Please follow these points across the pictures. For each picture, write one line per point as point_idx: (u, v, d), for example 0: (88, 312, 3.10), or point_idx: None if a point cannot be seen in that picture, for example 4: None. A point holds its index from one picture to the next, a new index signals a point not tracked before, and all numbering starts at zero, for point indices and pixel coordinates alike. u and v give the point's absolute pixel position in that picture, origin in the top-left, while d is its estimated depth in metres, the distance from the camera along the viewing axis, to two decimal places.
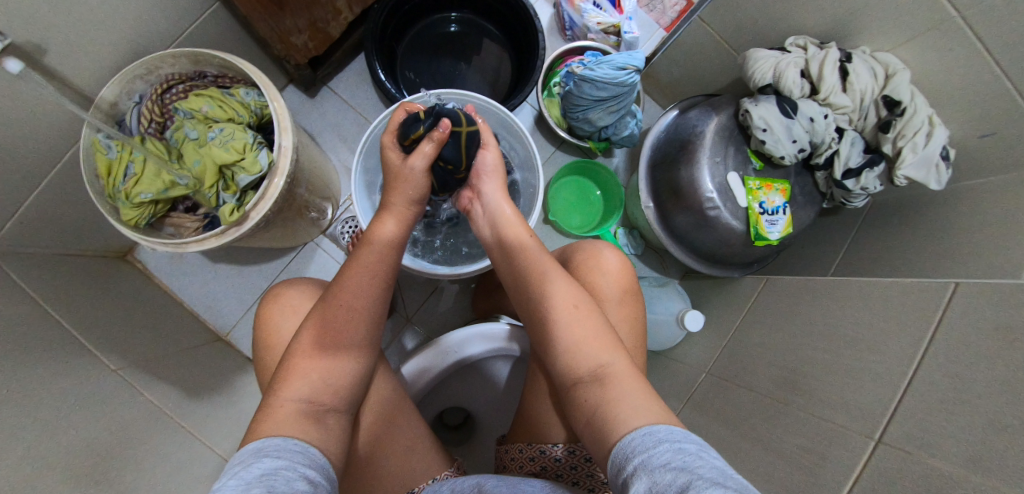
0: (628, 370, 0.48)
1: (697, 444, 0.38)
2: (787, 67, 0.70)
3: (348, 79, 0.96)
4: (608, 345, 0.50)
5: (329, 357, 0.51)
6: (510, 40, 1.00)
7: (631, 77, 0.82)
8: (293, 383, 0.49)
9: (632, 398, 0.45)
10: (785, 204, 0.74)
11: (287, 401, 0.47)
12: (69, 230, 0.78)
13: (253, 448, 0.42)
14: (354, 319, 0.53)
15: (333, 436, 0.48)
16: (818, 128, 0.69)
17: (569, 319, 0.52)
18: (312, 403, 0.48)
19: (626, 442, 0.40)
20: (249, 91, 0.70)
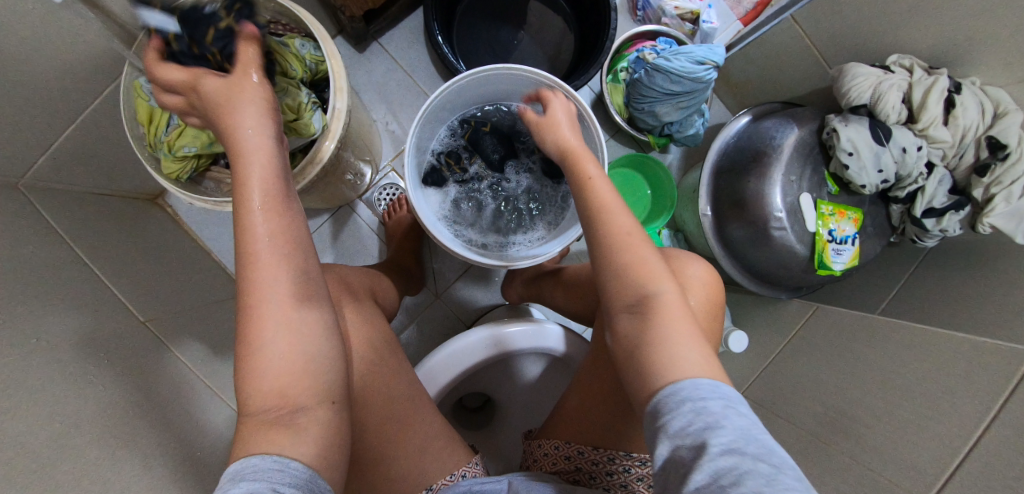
0: (675, 304, 0.46)
1: (722, 400, 0.39)
2: (889, 89, 0.64)
3: (401, 36, 0.89)
4: (657, 274, 0.48)
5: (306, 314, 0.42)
6: (577, 13, 0.92)
7: (709, 74, 0.76)
8: (261, 359, 0.40)
9: (678, 344, 0.43)
10: (856, 234, 0.70)
11: (261, 404, 0.40)
12: (100, 168, 0.74)
13: (235, 470, 0.37)
14: (286, 271, 0.41)
15: (317, 432, 0.41)
16: (908, 161, 0.64)
17: (621, 243, 0.49)
18: (286, 395, 0.40)
19: (653, 400, 0.41)
20: (304, 42, 0.63)
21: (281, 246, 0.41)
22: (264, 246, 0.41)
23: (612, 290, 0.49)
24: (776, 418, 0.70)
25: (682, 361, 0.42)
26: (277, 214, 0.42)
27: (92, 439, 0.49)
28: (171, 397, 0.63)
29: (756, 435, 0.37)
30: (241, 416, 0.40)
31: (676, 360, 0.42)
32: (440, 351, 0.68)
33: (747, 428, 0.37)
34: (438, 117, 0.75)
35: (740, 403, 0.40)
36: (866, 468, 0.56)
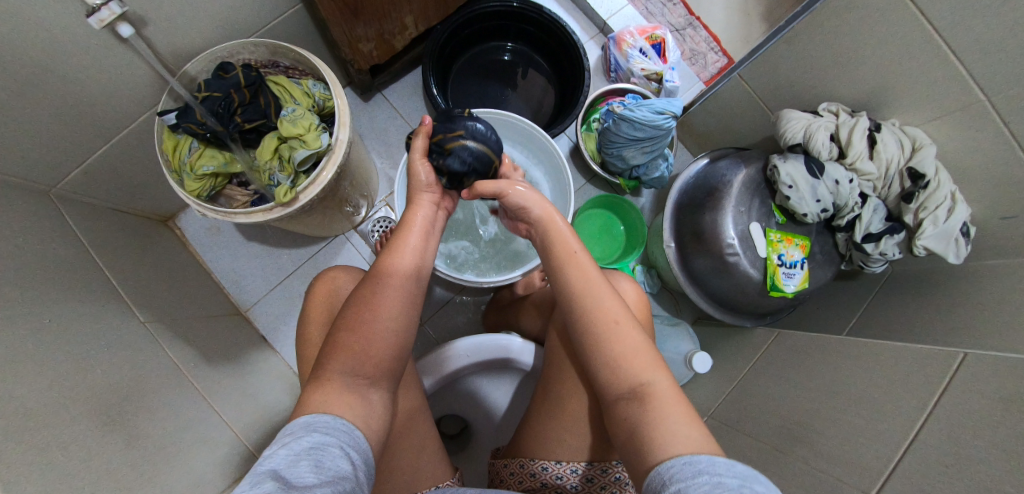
0: (671, 390, 0.48)
1: (740, 479, 0.38)
2: (818, 129, 0.73)
3: (402, 89, 1.03)
4: (648, 363, 0.50)
5: (370, 334, 0.52)
6: (557, 74, 1.06)
7: (668, 122, 0.85)
8: (339, 356, 0.50)
9: (677, 424, 0.45)
10: (804, 259, 0.75)
11: (334, 374, 0.49)
12: (124, 186, 0.84)
13: (304, 423, 0.44)
14: (400, 305, 0.54)
15: (371, 416, 0.49)
16: (842, 191, 0.72)
17: (613, 332, 0.52)
18: (357, 377, 0.50)
19: (665, 468, 0.41)
20: (315, 83, 0.76)
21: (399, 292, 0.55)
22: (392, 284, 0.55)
23: (607, 369, 0.51)
24: (742, 436, 0.72)
25: (677, 435, 0.43)
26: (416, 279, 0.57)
27: (80, 408, 0.52)
28: (162, 389, 0.67)
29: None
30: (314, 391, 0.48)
31: (679, 434, 0.44)
32: (463, 337, 0.75)
33: None
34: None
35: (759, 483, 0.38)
36: (819, 472, 0.58)
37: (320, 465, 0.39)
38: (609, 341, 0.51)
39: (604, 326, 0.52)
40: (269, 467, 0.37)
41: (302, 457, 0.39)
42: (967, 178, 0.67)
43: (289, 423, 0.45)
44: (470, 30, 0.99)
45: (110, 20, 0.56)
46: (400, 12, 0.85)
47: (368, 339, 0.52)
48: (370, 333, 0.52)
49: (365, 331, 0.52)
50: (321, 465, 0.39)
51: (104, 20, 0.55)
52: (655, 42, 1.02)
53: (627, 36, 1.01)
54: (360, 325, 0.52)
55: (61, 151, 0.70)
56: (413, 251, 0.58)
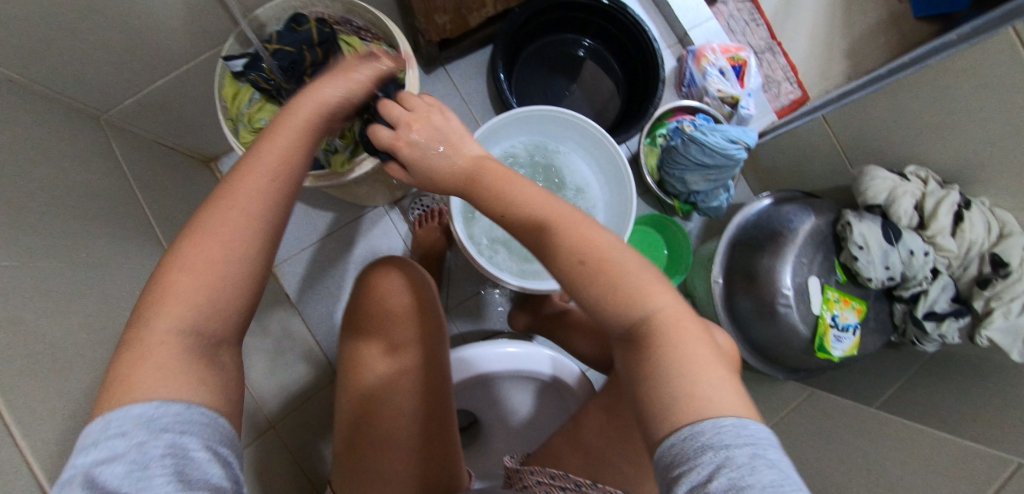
0: (677, 316, 0.41)
1: (753, 447, 0.34)
2: (904, 194, 0.68)
3: (465, 66, 0.98)
4: (644, 286, 0.42)
5: (212, 258, 0.38)
6: (627, 77, 1.01)
7: (740, 153, 0.81)
8: (168, 300, 0.36)
9: (691, 362, 0.39)
10: (857, 325, 0.72)
11: (167, 336, 0.36)
12: (171, 122, 0.81)
13: (142, 415, 0.32)
14: (259, 222, 0.40)
15: (219, 385, 0.37)
16: (915, 263, 0.68)
17: (587, 263, 0.43)
18: (195, 330, 0.37)
19: (667, 447, 0.36)
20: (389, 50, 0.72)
21: (259, 209, 0.40)
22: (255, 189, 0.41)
23: (598, 312, 0.43)
24: None
25: (700, 387, 0.37)
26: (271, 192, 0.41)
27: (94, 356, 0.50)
28: None
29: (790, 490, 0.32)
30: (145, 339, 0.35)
31: (712, 387, 0.38)
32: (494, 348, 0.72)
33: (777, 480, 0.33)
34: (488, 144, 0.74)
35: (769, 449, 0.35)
36: None
37: (186, 476, 0.31)
38: (571, 270, 0.43)
39: (570, 252, 0.43)
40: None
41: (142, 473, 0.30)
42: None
43: (95, 425, 0.32)
44: (547, 18, 0.94)
45: None
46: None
47: (212, 270, 0.38)
48: (212, 263, 0.38)
49: (191, 250, 0.37)
50: (189, 471, 0.32)
51: None
52: (736, 63, 0.96)
53: (709, 52, 0.96)
54: (170, 267, 0.37)
55: (108, 76, 0.67)
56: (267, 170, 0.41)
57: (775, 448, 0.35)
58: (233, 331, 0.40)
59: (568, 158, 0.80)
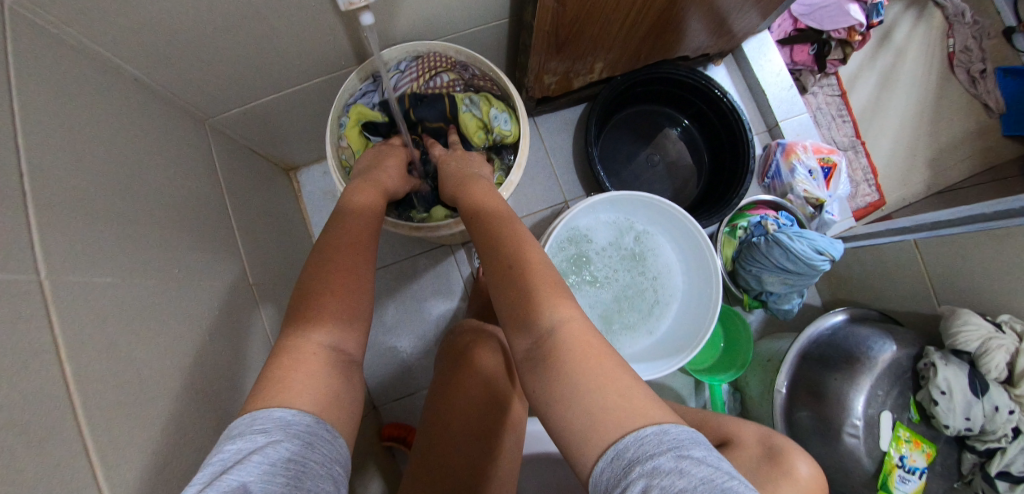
0: (580, 326, 0.50)
1: (674, 451, 0.40)
2: (998, 348, 0.65)
3: (554, 121, 0.99)
4: (552, 302, 0.52)
5: (338, 285, 0.53)
6: (711, 159, 1.01)
7: (825, 265, 0.80)
8: (316, 327, 0.50)
9: (597, 377, 0.46)
10: (925, 468, 0.70)
11: (318, 348, 0.49)
12: (268, 134, 0.83)
13: (280, 420, 0.42)
14: (353, 247, 0.57)
15: (346, 395, 0.49)
16: (999, 420, 0.65)
17: (527, 281, 0.55)
18: (336, 352, 0.50)
19: (600, 474, 0.42)
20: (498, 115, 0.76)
21: (354, 248, 0.57)
22: (352, 224, 0.59)
23: (516, 330, 0.53)
24: None
25: (596, 397, 0.45)
26: (358, 225, 0.60)
27: (182, 382, 0.50)
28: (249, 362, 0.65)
29: (723, 484, 0.37)
30: (293, 348, 0.48)
31: (620, 406, 0.44)
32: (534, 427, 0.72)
33: (717, 478, 0.38)
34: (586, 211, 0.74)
35: (698, 448, 0.41)
36: None
37: (299, 480, 0.39)
38: (518, 291, 0.54)
39: (517, 281, 0.55)
40: (240, 482, 0.36)
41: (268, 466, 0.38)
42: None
43: (239, 421, 0.43)
44: (644, 88, 0.96)
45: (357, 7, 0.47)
46: (593, 58, 0.82)
47: (342, 297, 0.53)
48: (341, 283, 0.53)
49: (324, 275, 0.53)
50: (299, 478, 0.39)
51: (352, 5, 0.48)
52: (826, 165, 0.96)
53: (800, 149, 0.96)
54: (307, 296, 0.52)
55: (228, 87, 0.68)
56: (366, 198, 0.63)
57: (699, 448, 0.41)
58: (358, 352, 0.54)
59: (655, 239, 0.79)
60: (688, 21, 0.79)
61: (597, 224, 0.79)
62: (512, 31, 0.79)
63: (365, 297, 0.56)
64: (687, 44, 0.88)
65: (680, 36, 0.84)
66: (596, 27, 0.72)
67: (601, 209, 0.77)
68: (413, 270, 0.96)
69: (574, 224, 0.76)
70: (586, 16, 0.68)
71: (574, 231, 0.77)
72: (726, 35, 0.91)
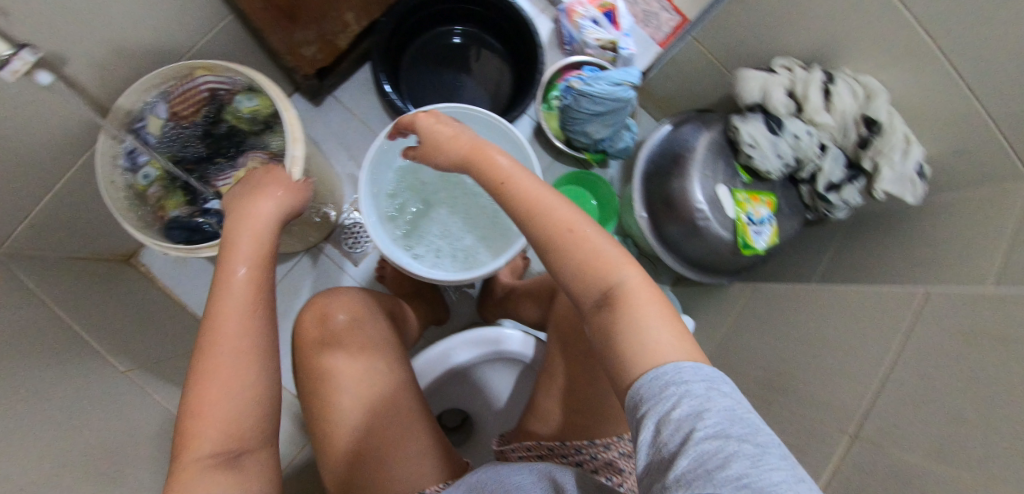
0: (640, 284, 0.46)
1: (706, 381, 0.38)
2: (774, 88, 0.73)
3: (353, 89, 1.00)
4: (616, 259, 0.48)
5: (243, 332, 0.46)
6: (509, 52, 1.03)
7: (627, 93, 0.85)
8: (212, 397, 0.43)
9: (649, 319, 0.44)
10: (771, 216, 0.77)
11: (207, 459, 0.42)
12: (72, 234, 0.80)
13: None
14: (246, 302, 0.47)
15: (249, 476, 0.44)
16: (802, 144, 0.73)
17: (574, 241, 0.49)
18: (229, 439, 0.43)
19: (635, 388, 0.40)
20: (251, 97, 0.71)
21: (246, 304, 0.47)
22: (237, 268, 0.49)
23: (573, 274, 0.49)
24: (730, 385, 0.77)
25: (653, 334, 0.42)
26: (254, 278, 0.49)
27: None
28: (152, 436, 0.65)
29: (744, 414, 0.36)
30: (184, 462, 0.41)
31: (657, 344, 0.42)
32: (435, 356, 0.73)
33: (733, 407, 0.37)
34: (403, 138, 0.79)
35: (726, 385, 0.39)
36: (799, 416, 0.64)
37: None
38: (558, 256, 0.50)
39: (558, 235, 0.50)
40: None
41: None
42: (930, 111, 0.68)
43: None
44: (415, 19, 0.96)
45: (24, 71, 0.49)
46: (342, 6, 0.82)
47: (229, 361, 0.44)
48: (221, 340, 0.45)
49: (216, 322, 0.45)
50: None
51: (17, 72, 0.48)
52: (607, 9, 1.00)
53: (577, 7, 0.99)
54: (210, 351, 0.44)
55: None
56: (238, 268, 0.49)
57: (725, 384, 0.39)
58: (259, 434, 0.45)
59: None
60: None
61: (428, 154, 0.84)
62: (249, 21, 0.78)
63: (258, 340, 0.46)
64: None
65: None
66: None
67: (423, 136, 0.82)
68: (294, 286, 0.95)
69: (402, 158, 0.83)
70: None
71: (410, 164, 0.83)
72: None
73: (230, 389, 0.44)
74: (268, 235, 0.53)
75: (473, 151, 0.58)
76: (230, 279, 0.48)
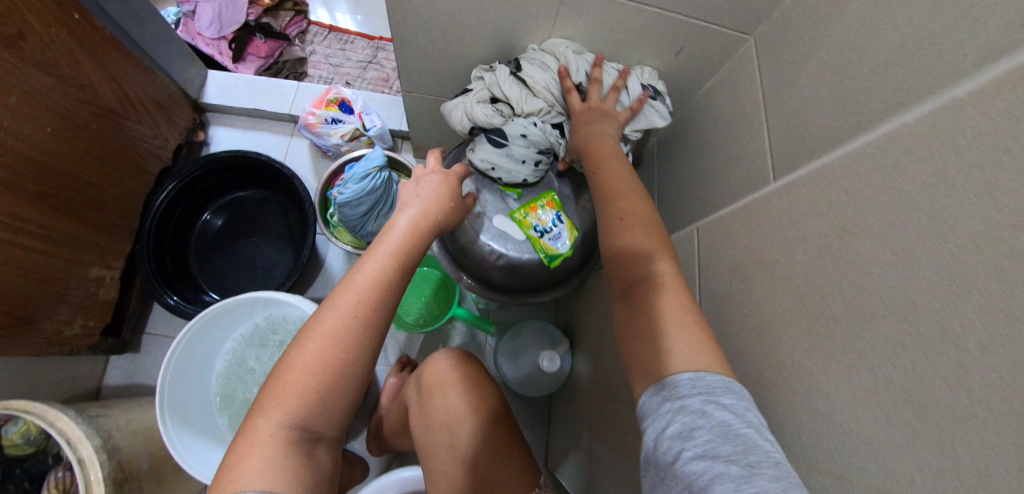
0: (675, 282, 0.46)
1: (707, 394, 0.38)
2: (473, 108, 0.67)
3: (162, 315, 0.97)
4: (656, 250, 0.48)
5: (353, 309, 0.45)
6: (274, 191, 1.01)
7: (378, 178, 0.84)
8: (283, 399, 0.41)
9: (670, 310, 0.44)
10: (558, 214, 0.73)
11: (274, 429, 0.41)
12: None
13: None
14: (369, 286, 0.46)
15: (317, 477, 0.42)
16: (535, 140, 0.68)
17: (616, 223, 0.52)
18: (302, 426, 0.42)
19: (641, 403, 0.42)
20: (9, 426, 0.65)
21: (367, 300, 0.45)
22: (394, 241, 0.50)
23: (614, 254, 0.51)
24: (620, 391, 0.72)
25: (665, 343, 0.42)
26: (374, 257, 0.48)
27: None
28: None
29: (740, 430, 0.35)
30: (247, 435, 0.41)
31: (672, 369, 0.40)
32: None
33: (738, 426, 0.36)
34: (195, 357, 0.74)
35: (750, 413, 0.37)
36: None
37: None
38: (609, 234, 0.52)
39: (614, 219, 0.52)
40: None
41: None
42: (613, 40, 0.65)
43: None
44: (171, 224, 0.93)
45: None
46: (82, 264, 0.80)
47: (335, 342, 0.43)
48: (342, 324, 0.44)
49: (349, 293, 0.45)
50: None
51: None
52: (338, 102, 0.97)
53: (310, 117, 0.98)
54: (322, 319, 0.44)
55: None
56: (373, 266, 0.47)
57: (733, 396, 0.38)
58: (334, 433, 0.45)
59: (280, 321, 0.80)
60: (92, 161, 0.79)
61: (241, 349, 0.81)
62: None
63: (382, 324, 0.46)
64: (137, 159, 0.89)
65: (116, 166, 0.84)
66: (27, 262, 0.70)
67: (225, 337, 0.79)
68: None
69: (216, 367, 0.79)
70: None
71: (227, 368, 0.80)
72: (152, 122, 0.91)
73: (346, 354, 0.44)
74: (422, 220, 0.53)
75: (603, 147, 0.61)
76: (362, 270, 0.47)
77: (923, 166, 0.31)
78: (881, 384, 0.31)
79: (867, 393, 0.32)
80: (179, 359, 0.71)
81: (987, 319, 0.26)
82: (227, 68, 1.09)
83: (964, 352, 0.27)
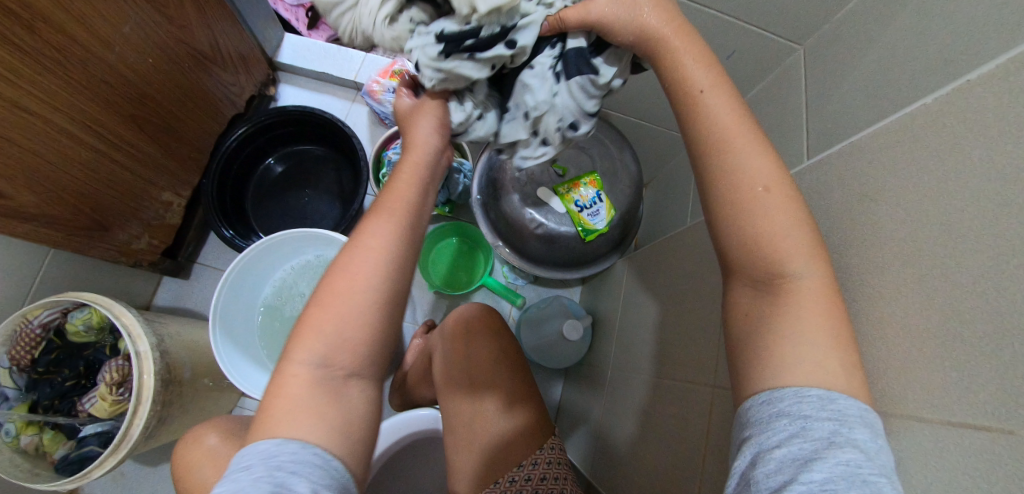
0: (819, 287, 0.38)
1: (836, 423, 0.33)
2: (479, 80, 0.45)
3: (215, 248, 1.05)
4: (797, 249, 0.39)
5: (356, 260, 0.45)
6: (332, 150, 1.08)
7: None
8: (306, 344, 0.44)
9: (806, 324, 0.37)
10: (599, 193, 0.77)
11: (299, 370, 0.43)
12: None
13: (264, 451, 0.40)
14: (375, 239, 0.46)
15: (351, 409, 0.45)
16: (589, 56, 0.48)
17: (769, 203, 0.40)
18: (327, 367, 0.44)
19: (745, 410, 0.37)
20: (77, 313, 0.72)
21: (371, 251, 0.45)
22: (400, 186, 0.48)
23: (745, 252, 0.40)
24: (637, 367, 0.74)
25: (803, 345, 0.36)
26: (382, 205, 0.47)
27: None
28: None
29: (870, 475, 0.30)
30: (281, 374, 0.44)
31: (746, 331, 0.40)
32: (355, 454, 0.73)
33: (866, 466, 0.31)
34: (247, 279, 0.81)
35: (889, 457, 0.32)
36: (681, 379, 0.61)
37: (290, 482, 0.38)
38: (746, 222, 0.40)
39: (756, 198, 0.40)
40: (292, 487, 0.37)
41: (283, 472, 0.38)
42: None
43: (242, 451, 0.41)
44: (237, 166, 1.01)
45: None
46: (155, 187, 0.87)
47: (344, 293, 0.45)
48: (348, 274, 0.45)
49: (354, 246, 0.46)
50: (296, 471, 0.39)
51: None
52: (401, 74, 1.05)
53: (375, 85, 1.05)
54: (336, 268, 0.46)
55: None
56: (383, 214, 0.47)
57: (868, 431, 0.33)
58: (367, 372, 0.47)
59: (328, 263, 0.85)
60: (178, 95, 0.87)
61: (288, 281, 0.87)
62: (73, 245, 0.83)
63: (387, 273, 0.46)
64: (215, 101, 0.96)
65: (197, 104, 0.92)
66: (110, 172, 0.78)
67: (277, 267, 0.86)
68: None
69: (263, 294, 0.86)
70: (73, 181, 0.72)
71: (273, 296, 0.86)
72: (233, 72, 0.99)
73: (363, 299, 0.45)
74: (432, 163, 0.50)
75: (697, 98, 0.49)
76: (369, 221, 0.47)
77: (940, 140, 0.34)
78: (898, 332, 0.34)
79: (883, 340, 0.34)
80: (234, 279, 0.78)
81: (994, 264, 0.29)
82: (301, 34, 1.18)
83: (969, 295, 0.30)
